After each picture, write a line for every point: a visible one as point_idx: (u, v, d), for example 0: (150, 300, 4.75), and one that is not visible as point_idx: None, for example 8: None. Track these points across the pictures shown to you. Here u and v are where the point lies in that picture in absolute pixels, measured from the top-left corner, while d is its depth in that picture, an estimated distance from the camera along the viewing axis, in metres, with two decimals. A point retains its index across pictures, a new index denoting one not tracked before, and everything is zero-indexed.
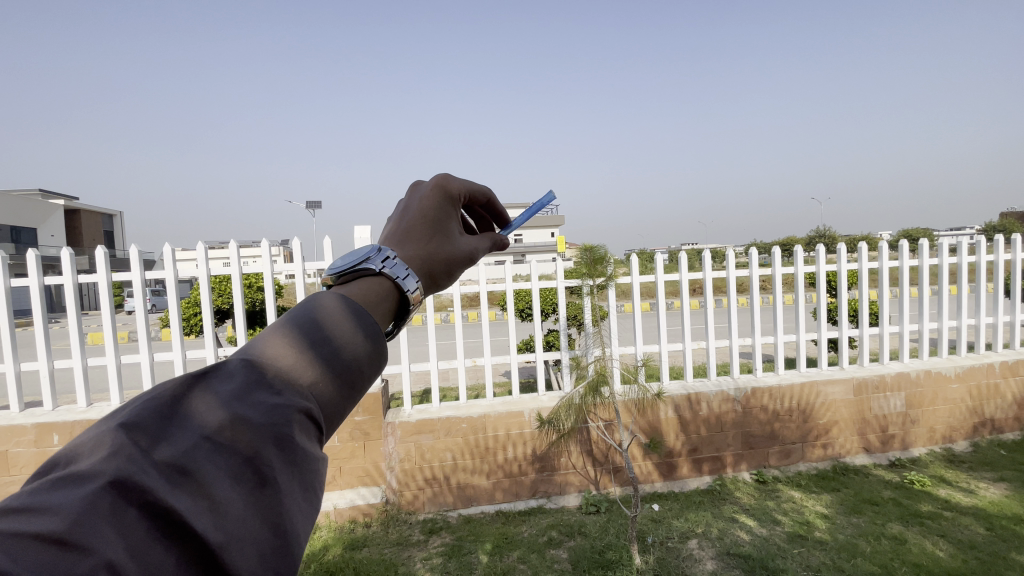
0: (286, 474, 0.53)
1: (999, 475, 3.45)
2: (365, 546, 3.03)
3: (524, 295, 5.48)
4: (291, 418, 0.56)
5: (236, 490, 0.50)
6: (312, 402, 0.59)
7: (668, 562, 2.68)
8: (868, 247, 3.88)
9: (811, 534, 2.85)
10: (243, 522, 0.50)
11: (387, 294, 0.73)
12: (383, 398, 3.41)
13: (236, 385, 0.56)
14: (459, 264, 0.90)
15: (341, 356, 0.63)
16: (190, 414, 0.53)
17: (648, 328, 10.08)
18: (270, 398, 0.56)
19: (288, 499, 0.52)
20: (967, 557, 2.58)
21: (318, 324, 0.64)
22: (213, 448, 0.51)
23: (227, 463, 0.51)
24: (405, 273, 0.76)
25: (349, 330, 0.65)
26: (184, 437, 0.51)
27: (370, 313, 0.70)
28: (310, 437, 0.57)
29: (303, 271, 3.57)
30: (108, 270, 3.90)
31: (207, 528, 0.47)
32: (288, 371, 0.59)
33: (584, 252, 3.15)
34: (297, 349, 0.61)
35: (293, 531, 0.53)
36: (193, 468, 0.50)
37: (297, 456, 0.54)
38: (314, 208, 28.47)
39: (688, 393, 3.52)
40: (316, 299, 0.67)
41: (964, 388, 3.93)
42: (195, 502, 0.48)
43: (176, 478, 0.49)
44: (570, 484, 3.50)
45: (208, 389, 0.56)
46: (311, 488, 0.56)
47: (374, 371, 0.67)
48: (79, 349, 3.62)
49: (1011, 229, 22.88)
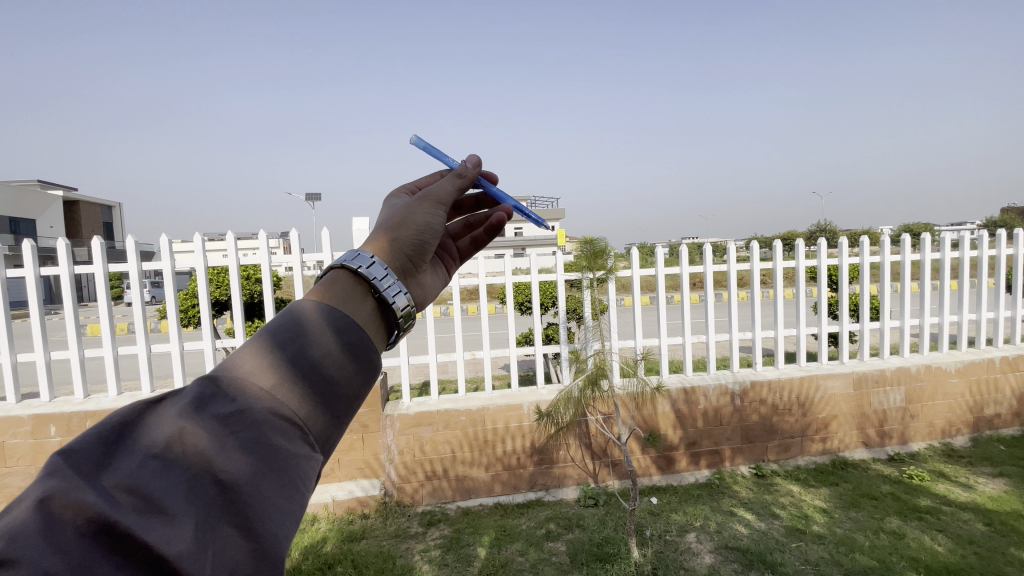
0: (247, 476, 0.57)
1: (998, 470, 3.45)
2: (363, 538, 3.03)
3: (524, 288, 5.45)
4: (249, 423, 0.60)
5: (188, 499, 0.54)
6: (277, 403, 0.63)
7: (666, 556, 2.67)
8: (871, 241, 3.84)
9: (809, 528, 2.85)
10: (202, 528, 0.53)
11: (343, 280, 0.77)
12: (381, 390, 3.41)
13: (190, 401, 0.61)
14: (405, 211, 0.93)
15: (305, 356, 0.66)
16: (145, 433, 0.58)
17: (650, 322, 10.02)
18: (226, 408, 0.61)
19: (250, 499, 0.56)
20: (965, 552, 2.58)
21: (285, 327, 0.68)
22: (161, 464, 0.55)
23: (177, 474, 0.55)
24: (352, 257, 0.80)
25: (314, 328, 0.68)
26: (135, 458, 0.56)
27: (329, 304, 0.73)
28: (281, 435, 0.61)
29: (300, 264, 3.55)
30: (104, 261, 3.87)
31: (160, 537, 0.51)
32: (245, 380, 0.63)
33: (584, 245, 3.12)
34: (257, 358, 0.65)
35: (262, 528, 0.56)
36: (141, 483, 0.54)
37: (258, 458, 0.58)
38: (312, 201, 28.26)
39: (687, 387, 3.52)
40: (283, 308, 0.72)
41: (964, 383, 3.93)
42: (146, 514, 0.52)
43: (125, 495, 0.53)
44: (568, 477, 3.50)
45: (163, 409, 0.61)
46: (284, 484, 0.59)
47: (351, 363, 0.69)
48: (75, 340, 3.60)
49: (1012, 223, 22.82)
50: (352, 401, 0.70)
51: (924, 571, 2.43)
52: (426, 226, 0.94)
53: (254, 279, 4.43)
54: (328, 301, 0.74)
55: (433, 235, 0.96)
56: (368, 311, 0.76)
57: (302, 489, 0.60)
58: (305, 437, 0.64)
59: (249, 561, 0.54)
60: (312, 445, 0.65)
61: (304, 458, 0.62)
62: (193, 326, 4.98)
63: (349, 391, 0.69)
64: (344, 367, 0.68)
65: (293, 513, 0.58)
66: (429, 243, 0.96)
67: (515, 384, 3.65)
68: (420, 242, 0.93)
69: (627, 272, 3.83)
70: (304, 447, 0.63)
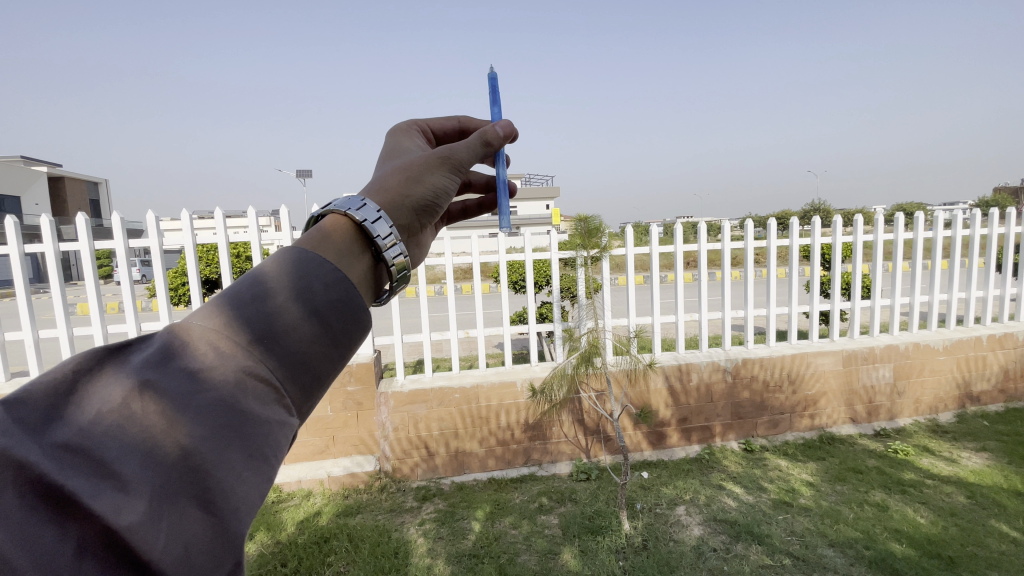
0: (214, 442, 0.56)
1: (982, 445, 3.53)
2: (358, 513, 3.07)
3: (517, 267, 5.42)
4: (216, 384, 0.58)
5: (146, 464, 0.53)
6: (252, 362, 0.61)
7: (656, 528, 2.73)
8: (866, 221, 3.79)
9: (796, 501, 2.92)
10: (159, 498, 0.52)
11: (344, 232, 0.75)
12: (375, 368, 3.42)
13: (155, 356, 0.59)
14: (421, 167, 0.91)
15: (289, 312, 0.64)
16: (102, 387, 0.57)
17: (643, 302, 10.02)
18: (193, 365, 0.59)
19: (215, 468, 0.55)
20: (946, 524, 2.65)
21: (268, 280, 0.66)
22: (117, 423, 0.54)
23: (134, 435, 0.54)
24: (357, 205, 0.78)
25: (300, 282, 0.66)
26: (87, 415, 0.54)
27: (325, 258, 0.70)
28: (252, 398, 0.59)
29: (292, 241, 3.49)
30: (90, 238, 3.76)
31: (108, 508, 0.49)
32: (216, 335, 0.62)
33: (579, 222, 3.08)
34: (230, 314, 0.63)
35: (224, 503, 0.55)
36: (90, 445, 0.52)
37: (229, 422, 0.57)
38: (302, 177, 27.53)
39: (679, 364, 3.56)
40: (269, 257, 0.70)
41: (951, 360, 3.99)
42: (95, 479, 0.51)
43: (72, 456, 0.51)
44: (562, 452, 3.55)
45: (125, 362, 0.59)
46: (251, 454, 0.58)
47: (336, 324, 0.67)
48: (62, 319, 3.52)
49: (1003, 201, 22.89)
50: (337, 361, 0.70)
51: (907, 542, 2.50)
52: (440, 188, 0.94)
53: (244, 256, 4.36)
54: (322, 253, 0.71)
55: (443, 198, 0.96)
56: (364, 270, 0.74)
57: (271, 460, 0.59)
58: (280, 401, 0.63)
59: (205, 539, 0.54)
60: (288, 409, 0.64)
61: (277, 426, 0.61)
62: (184, 305, 4.93)
63: (336, 350, 0.68)
64: (330, 329, 0.67)
65: (259, 485, 0.58)
66: (438, 207, 0.96)
67: (508, 361, 3.66)
68: (431, 203, 0.93)
69: (621, 251, 3.80)
70: (278, 412, 0.62)
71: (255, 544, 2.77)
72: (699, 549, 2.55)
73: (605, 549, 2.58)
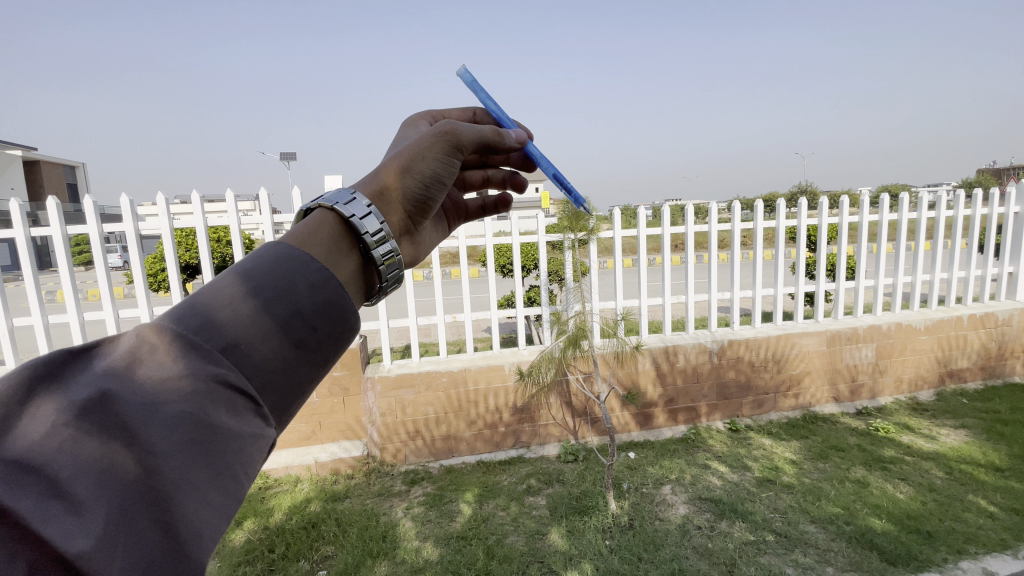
0: (180, 459, 0.52)
1: (960, 422, 3.61)
2: (346, 498, 3.05)
3: (505, 251, 5.36)
4: (184, 395, 0.54)
5: (104, 482, 0.49)
6: (226, 369, 0.57)
7: (642, 508, 2.76)
8: (854, 202, 3.75)
9: (779, 479, 2.96)
10: (119, 519, 0.48)
11: (331, 226, 0.70)
12: (361, 353, 3.37)
13: (119, 361, 0.55)
14: (413, 157, 0.85)
15: (266, 316, 0.60)
16: (56, 397, 0.52)
17: (632, 285, 9.99)
18: (162, 372, 0.54)
19: (178, 489, 0.51)
20: (924, 499, 2.72)
21: (251, 275, 0.62)
22: (75, 435, 0.50)
23: (93, 448, 0.50)
24: (346, 199, 0.73)
25: (279, 286, 0.62)
26: (41, 425, 0.50)
27: (311, 253, 0.66)
28: (223, 410, 0.55)
29: (273, 226, 3.38)
30: (61, 223, 3.60)
31: (60, 533, 0.46)
32: (188, 339, 0.57)
33: (567, 204, 3.02)
34: (207, 315, 0.59)
35: (186, 524, 0.51)
36: (43, 461, 0.48)
37: (197, 437, 0.53)
38: (287, 159, 26.89)
39: (666, 345, 3.56)
40: (248, 254, 0.65)
41: (932, 340, 4.05)
42: (47, 499, 0.47)
43: (24, 473, 0.47)
44: (550, 434, 3.56)
45: (89, 366, 0.55)
46: (220, 471, 0.54)
47: (322, 327, 0.63)
48: (32, 307, 3.38)
49: (982, 181, 23.26)
50: (320, 367, 0.66)
51: (885, 517, 2.56)
52: (433, 178, 0.88)
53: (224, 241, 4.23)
54: (310, 248, 0.67)
55: (439, 189, 0.90)
56: (352, 267, 0.70)
57: (241, 477, 0.55)
58: (256, 411, 0.59)
59: (164, 563, 0.50)
60: (264, 419, 0.60)
61: (248, 439, 0.57)
62: (164, 291, 4.80)
63: (318, 355, 0.64)
64: (313, 333, 0.63)
65: (226, 504, 0.54)
66: (431, 200, 0.89)
67: (496, 345, 3.64)
68: (424, 196, 0.87)
69: (609, 233, 3.75)
70: (254, 424, 0.58)
71: (241, 532, 2.74)
72: (684, 527, 2.58)
73: (592, 528, 2.61)
